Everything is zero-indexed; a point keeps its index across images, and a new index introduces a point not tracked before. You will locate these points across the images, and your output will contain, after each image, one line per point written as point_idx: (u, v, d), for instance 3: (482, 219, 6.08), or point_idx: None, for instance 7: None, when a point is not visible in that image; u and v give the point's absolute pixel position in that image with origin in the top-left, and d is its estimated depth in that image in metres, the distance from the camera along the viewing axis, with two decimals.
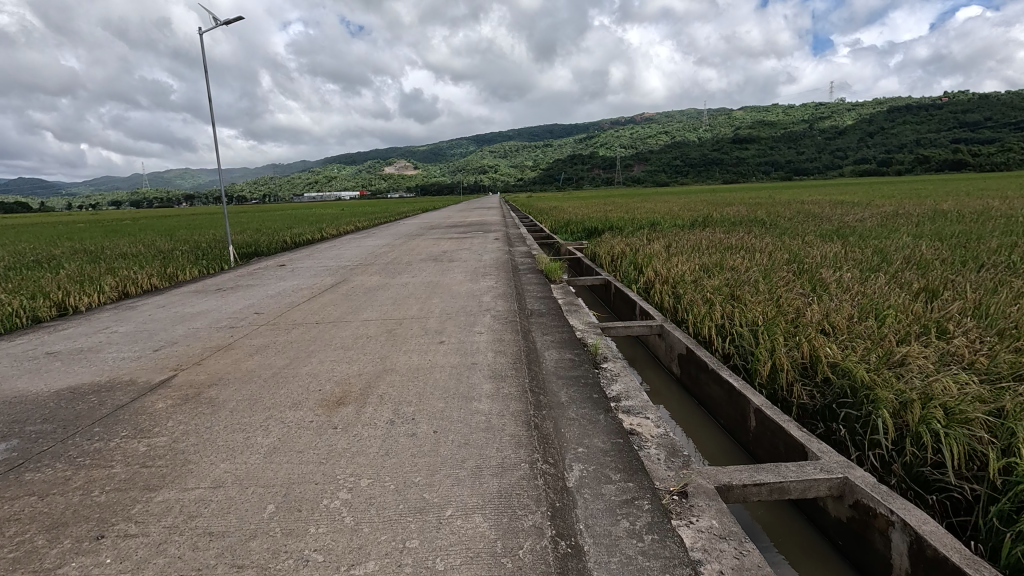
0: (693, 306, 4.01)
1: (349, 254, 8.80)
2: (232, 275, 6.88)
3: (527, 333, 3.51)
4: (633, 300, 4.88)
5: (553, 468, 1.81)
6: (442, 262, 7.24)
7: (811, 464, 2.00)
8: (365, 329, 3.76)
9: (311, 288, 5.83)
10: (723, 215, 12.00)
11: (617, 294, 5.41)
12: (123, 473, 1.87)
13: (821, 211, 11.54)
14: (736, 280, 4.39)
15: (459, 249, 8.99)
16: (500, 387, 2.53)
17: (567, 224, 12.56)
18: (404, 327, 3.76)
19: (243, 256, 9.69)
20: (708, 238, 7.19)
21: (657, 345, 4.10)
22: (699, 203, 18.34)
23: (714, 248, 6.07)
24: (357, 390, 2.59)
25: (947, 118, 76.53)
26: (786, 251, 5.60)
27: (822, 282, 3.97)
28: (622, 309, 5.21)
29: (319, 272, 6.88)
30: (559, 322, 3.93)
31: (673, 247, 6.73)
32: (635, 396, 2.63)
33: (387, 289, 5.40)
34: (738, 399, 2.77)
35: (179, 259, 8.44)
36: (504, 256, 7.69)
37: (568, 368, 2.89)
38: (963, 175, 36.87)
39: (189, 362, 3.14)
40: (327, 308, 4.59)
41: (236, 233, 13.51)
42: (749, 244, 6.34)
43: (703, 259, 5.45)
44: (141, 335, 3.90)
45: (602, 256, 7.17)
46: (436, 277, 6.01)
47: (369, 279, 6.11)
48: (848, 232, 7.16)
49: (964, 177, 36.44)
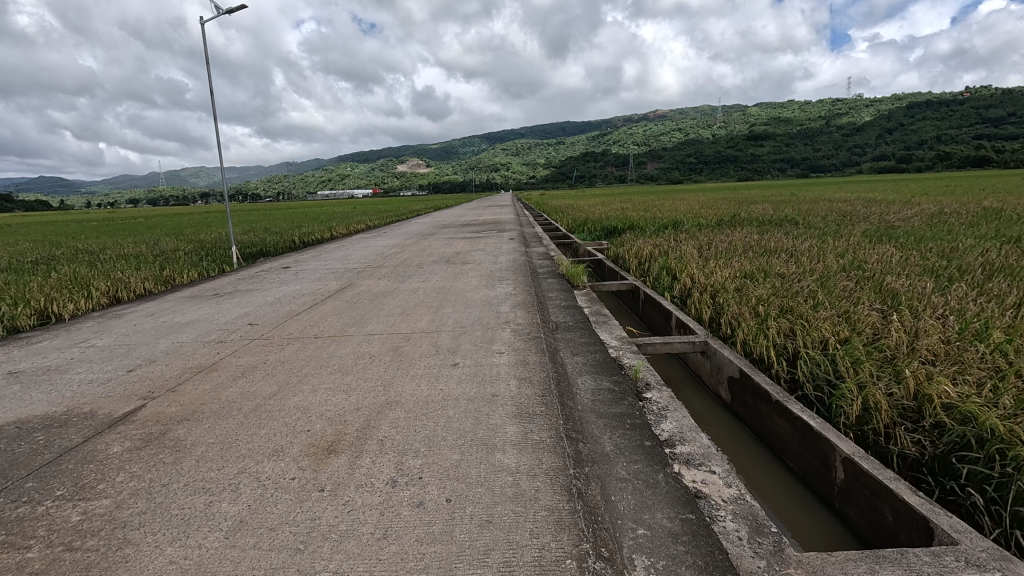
0: (741, 318, 3.52)
1: (357, 255, 8.37)
2: (231, 278, 6.47)
3: (554, 354, 3.02)
4: (667, 310, 4.38)
5: (610, 567, 1.33)
6: (455, 265, 6.76)
7: (949, 552, 1.50)
8: (369, 346, 3.30)
9: (314, 294, 5.40)
10: (750, 214, 11.39)
11: (649, 303, 4.90)
12: (39, 561, 1.42)
13: (856, 210, 10.88)
14: (788, 288, 3.89)
15: (472, 249, 8.51)
16: (528, 432, 2.05)
17: (586, 223, 12.02)
18: (412, 344, 3.28)
19: (248, 257, 9.32)
20: (743, 239, 6.66)
21: (700, 364, 3.59)
22: (719, 201, 17.65)
23: (754, 252, 5.52)
24: (353, 432, 2.12)
25: (972, 114, 74.50)
26: (837, 254, 5.05)
27: (894, 292, 3.46)
28: (654, 319, 4.70)
29: (323, 276, 6.44)
30: (589, 338, 3.44)
31: (706, 249, 6.19)
32: (694, 441, 2.12)
33: (394, 297, 4.94)
34: (816, 444, 2.27)
35: (181, 261, 8.07)
36: (521, 258, 7.19)
37: (608, 402, 2.39)
38: (988, 174, 35.74)
39: (162, 390, 2.70)
40: (328, 319, 4.14)
41: (243, 233, 13.16)
42: (790, 246, 5.80)
43: (744, 264, 4.94)
44: (119, 351, 3.48)
45: (628, 259, 6.64)
46: (448, 282, 5.53)
47: (377, 284, 5.65)
48: (897, 232, 6.58)
49: (991, 174, 35.25)
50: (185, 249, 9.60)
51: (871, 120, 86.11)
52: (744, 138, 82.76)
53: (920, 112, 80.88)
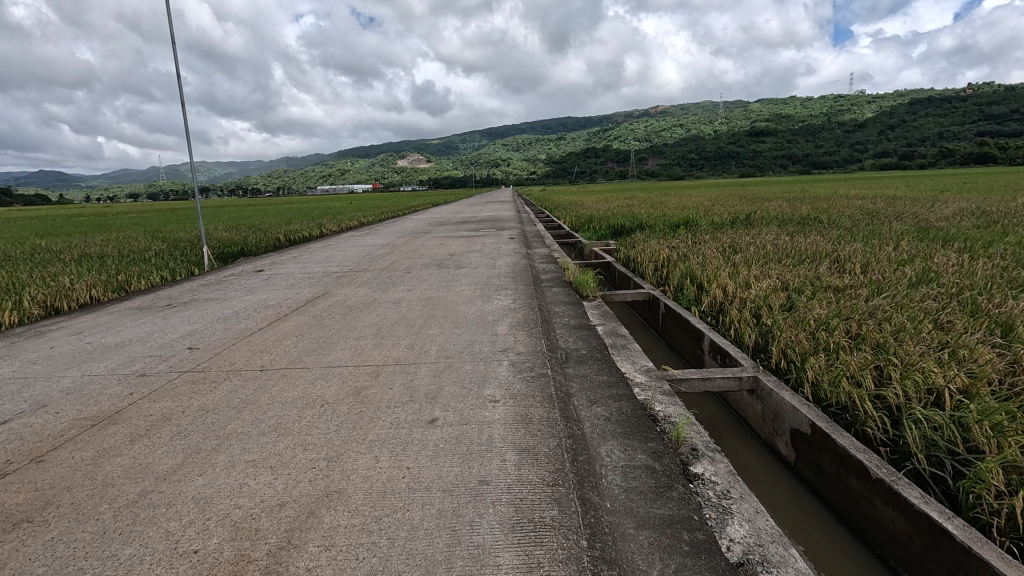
0: (801, 348, 2.79)
1: (341, 256, 7.62)
2: (192, 285, 5.70)
3: (567, 404, 2.27)
4: (699, 330, 3.65)
5: None
6: (447, 269, 5.99)
7: None
8: (325, 388, 2.55)
9: (281, 304, 4.65)
10: (766, 212, 10.65)
11: (674, 320, 4.16)
12: None
13: (879, 208, 10.14)
14: (853, 307, 3.15)
15: (467, 251, 7.75)
16: (532, 569, 1.30)
17: (590, 221, 11.26)
18: (381, 385, 2.54)
19: (225, 258, 8.57)
20: (771, 242, 5.91)
21: (749, 407, 2.86)
22: (727, 198, 16.85)
23: (792, 258, 4.78)
24: (261, 554, 1.38)
25: (977, 110, 73.62)
26: (894, 263, 4.30)
27: (1000, 318, 2.72)
28: (681, 339, 3.97)
29: (298, 281, 5.69)
30: (610, 375, 2.69)
31: (733, 253, 5.44)
32: (787, 567, 1.36)
33: (371, 311, 4.17)
34: (959, 561, 1.53)
35: (145, 262, 7.29)
36: (522, 262, 6.44)
37: (649, 493, 1.65)
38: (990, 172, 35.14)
39: (24, 461, 1.94)
40: (286, 342, 3.39)
41: (225, 231, 12.39)
42: (831, 251, 5.05)
43: (786, 273, 4.20)
44: (9, 388, 2.73)
45: (642, 264, 5.89)
46: (437, 291, 4.77)
47: (355, 294, 4.88)
48: (945, 234, 5.83)
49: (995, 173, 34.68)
50: (156, 249, 8.84)
51: (876, 116, 85.12)
52: (747, 134, 81.75)
53: (922, 109, 80.23)
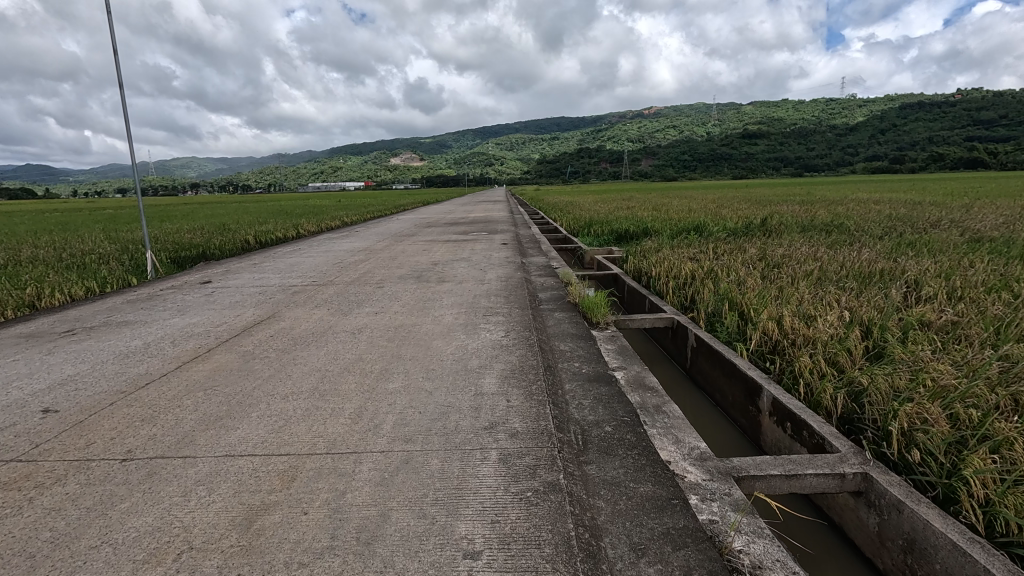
0: (941, 437, 1.90)
1: (307, 264, 6.64)
2: (116, 302, 4.69)
3: (599, 560, 1.33)
4: (755, 383, 2.74)
5: None
6: (427, 285, 5.01)
7: None
8: (203, 505, 1.59)
9: (209, 332, 3.65)
10: (779, 217, 9.85)
11: (713, 361, 3.26)
12: None
13: (901, 214, 9.38)
14: (986, 362, 2.26)
15: (454, 259, 6.77)
16: None
17: (590, 224, 10.32)
18: (291, 502, 1.58)
19: (180, 267, 7.54)
20: (808, 253, 5.05)
21: (854, 517, 1.95)
22: (727, 200, 16.06)
23: (850, 277, 3.88)
24: None
25: (971, 115, 73.64)
26: (985, 289, 3.43)
27: None
28: (726, 390, 3.07)
29: (246, 298, 4.70)
30: (655, 478, 1.74)
31: (768, 269, 4.56)
32: None
33: (320, 346, 3.19)
34: None
35: (75, 270, 6.25)
36: (515, 274, 5.51)
37: None
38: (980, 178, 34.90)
39: None
40: (185, 402, 2.41)
41: (191, 232, 11.32)
42: (890, 268, 4.18)
43: (855, 302, 3.30)
44: None
45: (658, 279, 4.98)
46: (410, 317, 3.79)
47: (308, 318, 3.90)
48: (1009, 248, 4.98)
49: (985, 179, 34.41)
50: (99, 253, 7.77)
51: (870, 118, 85.09)
52: (742, 135, 81.40)
53: (913, 114, 80.40)
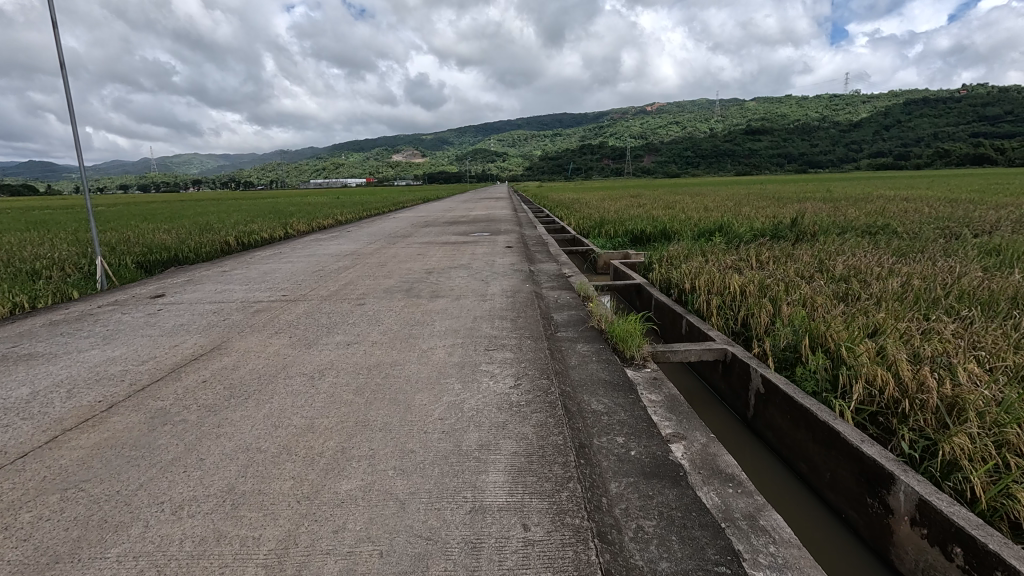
0: None
1: (283, 272, 5.77)
2: (37, 324, 3.83)
3: None
4: (878, 467, 1.88)
5: None
6: (418, 302, 4.15)
7: None
8: None
9: (127, 372, 2.79)
10: (808, 216, 8.97)
11: (797, 419, 2.39)
12: None
13: (944, 214, 8.48)
14: None
15: (452, 266, 5.90)
16: None
17: (602, 224, 9.42)
18: None
19: (145, 273, 6.68)
20: (875, 265, 4.18)
21: None
22: (739, 197, 15.17)
23: (960, 303, 3.00)
24: None
25: (978, 109, 72.48)
26: None
27: None
28: (820, 463, 2.22)
29: (196, 320, 3.85)
30: None
31: (838, 285, 3.68)
32: None
33: (262, 402, 2.33)
34: None
35: (11, 280, 5.38)
36: (522, 287, 4.64)
37: None
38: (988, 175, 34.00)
39: None
40: (15, 521, 1.53)
41: (168, 232, 10.47)
42: (998, 286, 3.30)
43: (992, 344, 2.43)
44: None
45: (697, 294, 4.11)
46: (390, 353, 2.91)
47: (261, 352, 3.03)
48: None
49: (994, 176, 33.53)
50: (54, 258, 6.89)
51: (876, 113, 83.98)
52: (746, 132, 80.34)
53: (919, 110, 79.13)
